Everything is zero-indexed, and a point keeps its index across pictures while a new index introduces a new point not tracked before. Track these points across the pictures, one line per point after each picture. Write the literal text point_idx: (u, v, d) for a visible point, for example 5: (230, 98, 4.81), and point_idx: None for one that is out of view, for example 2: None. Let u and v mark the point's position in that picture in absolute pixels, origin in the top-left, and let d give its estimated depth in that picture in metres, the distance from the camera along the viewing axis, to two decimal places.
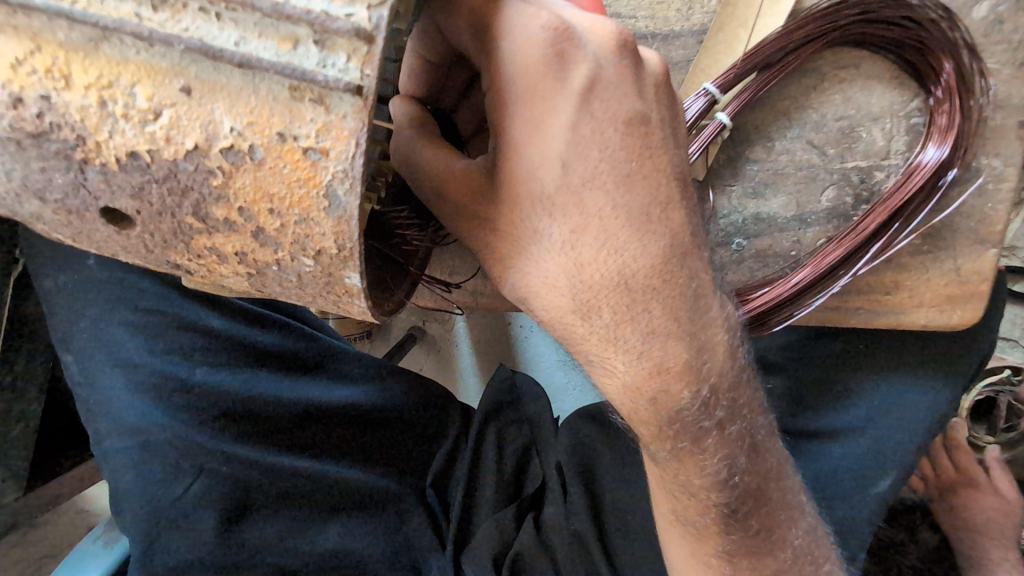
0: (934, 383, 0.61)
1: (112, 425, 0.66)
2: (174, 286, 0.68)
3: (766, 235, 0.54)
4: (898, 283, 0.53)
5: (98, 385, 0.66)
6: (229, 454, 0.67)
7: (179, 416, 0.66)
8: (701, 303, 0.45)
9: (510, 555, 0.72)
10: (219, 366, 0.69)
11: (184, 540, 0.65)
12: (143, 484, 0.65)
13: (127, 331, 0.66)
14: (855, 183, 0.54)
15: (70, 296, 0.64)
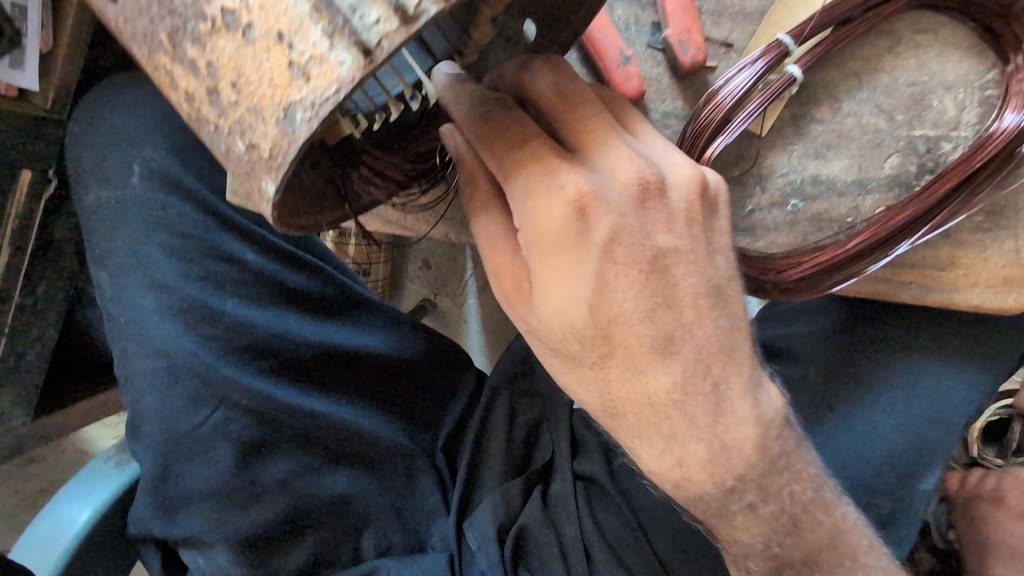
0: (976, 370, 0.59)
1: (139, 346, 0.66)
2: (212, 217, 0.71)
3: (823, 199, 0.53)
4: (955, 260, 0.52)
5: (128, 305, 0.67)
6: (252, 388, 0.66)
7: (205, 344, 0.66)
8: (731, 425, 0.44)
9: (514, 530, 0.70)
10: (248, 300, 0.70)
11: (199, 467, 0.65)
12: (163, 407, 0.65)
13: (164, 252, 0.68)
14: (922, 151, 0.52)
15: (112, 210, 0.69)
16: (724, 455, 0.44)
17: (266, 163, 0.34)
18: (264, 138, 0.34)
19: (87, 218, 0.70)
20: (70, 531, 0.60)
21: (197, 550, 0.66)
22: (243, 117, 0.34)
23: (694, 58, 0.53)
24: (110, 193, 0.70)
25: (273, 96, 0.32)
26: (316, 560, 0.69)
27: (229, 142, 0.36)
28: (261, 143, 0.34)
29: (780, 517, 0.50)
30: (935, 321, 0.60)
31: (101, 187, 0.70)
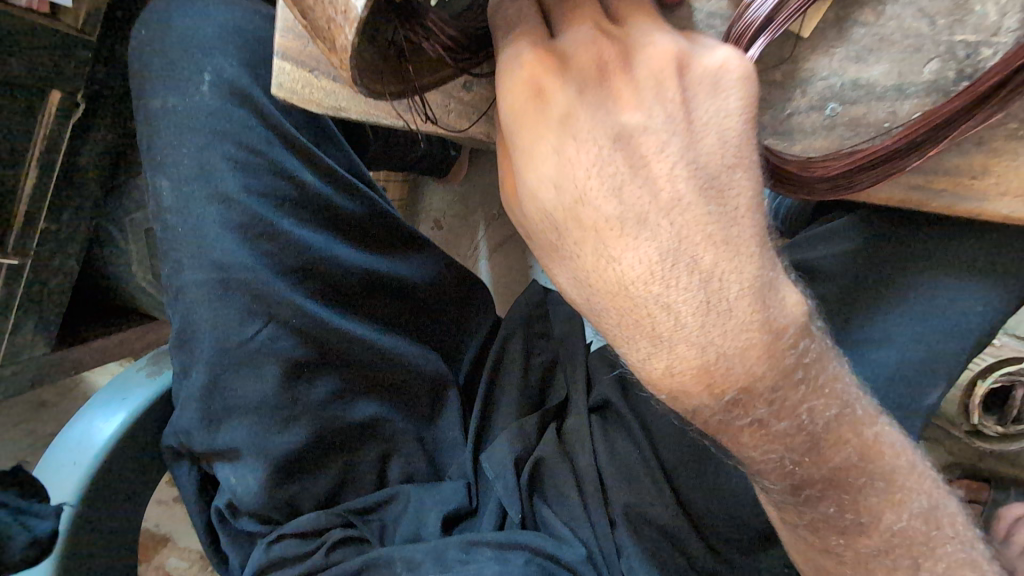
0: (988, 292, 0.56)
1: (195, 257, 0.65)
2: (277, 133, 0.68)
3: (862, 102, 0.46)
4: (987, 167, 0.45)
5: (186, 214, 0.65)
6: (301, 308, 0.66)
7: (260, 260, 0.65)
8: (732, 318, 0.39)
9: (531, 460, 0.70)
10: (303, 221, 0.68)
11: (247, 381, 0.65)
12: (215, 320, 0.64)
13: (228, 164, 0.65)
14: (961, 58, 0.44)
15: (175, 116, 0.66)
16: (727, 355, 0.39)
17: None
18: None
19: (147, 121, 0.68)
20: (99, 440, 0.62)
21: (234, 465, 0.67)
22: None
23: None
24: (179, 99, 0.66)
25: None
26: (341, 483, 0.70)
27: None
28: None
29: (794, 433, 0.44)
30: (948, 234, 0.56)
31: (165, 91, 0.67)
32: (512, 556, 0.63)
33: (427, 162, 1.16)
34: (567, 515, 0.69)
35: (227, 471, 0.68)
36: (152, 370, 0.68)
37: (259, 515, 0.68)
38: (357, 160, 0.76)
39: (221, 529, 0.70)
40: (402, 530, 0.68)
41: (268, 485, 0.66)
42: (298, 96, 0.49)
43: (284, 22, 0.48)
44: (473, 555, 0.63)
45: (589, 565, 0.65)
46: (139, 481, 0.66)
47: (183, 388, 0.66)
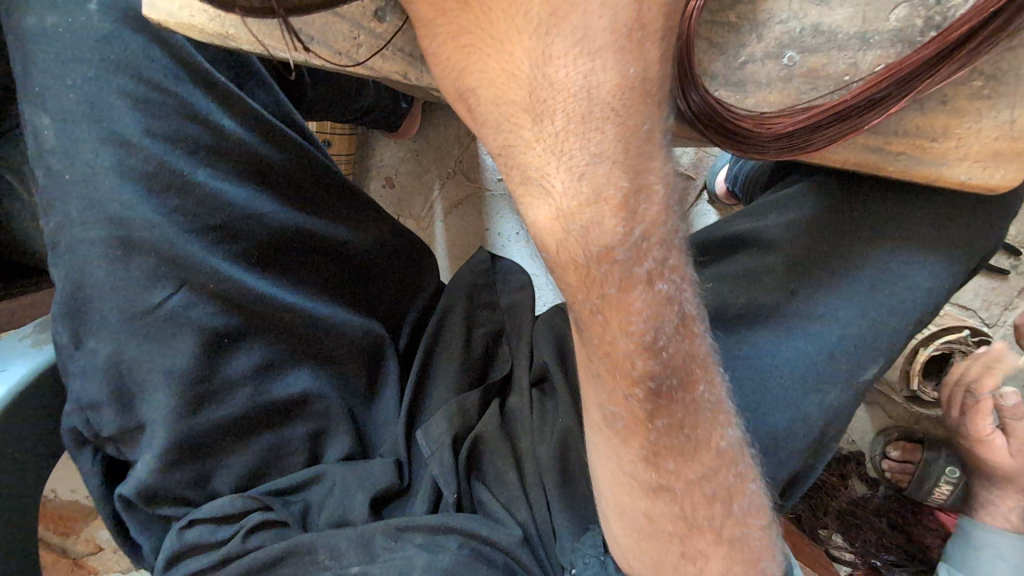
0: (935, 263, 0.53)
1: (87, 210, 0.54)
2: (187, 68, 0.57)
3: (824, 51, 0.41)
4: (947, 128, 0.42)
5: (76, 158, 0.54)
6: (220, 271, 0.58)
7: (173, 218, 0.56)
8: (488, 13, 0.37)
9: (469, 438, 0.67)
10: (222, 172, 0.59)
11: (155, 352, 0.57)
12: (117, 285, 0.56)
13: (129, 104, 0.55)
14: (929, 3, 0.40)
15: (59, 45, 0.54)
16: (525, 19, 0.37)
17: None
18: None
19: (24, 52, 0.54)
20: None
21: (143, 447, 0.60)
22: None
23: None
24: (73, 25, 0.54)
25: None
26: (265, 463, 0.65)
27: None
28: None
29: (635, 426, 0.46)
30: (904, 209, 0.53)
31: (49, 10, 0.54)
32: (444, 540, 0.61)
33: (372, 116, 1.07)
34: (505, 493, 0.66)
35: (137, 452, 0.61)
36: (39, 337, 0.59)
37: (173, 499, 0.62)
38: (286, 101, 0.66)
39: (127, 518, 0.64)
40: (327, 513, 0.64)
41: (180, 465, 0.60)
42: (177, 20, 0.41)
43: None
44: (401, 542, 0.60)
45: (526, 545, 0.63)
46: (25, 466, 0.57)
47: (70, 359, 0.57)
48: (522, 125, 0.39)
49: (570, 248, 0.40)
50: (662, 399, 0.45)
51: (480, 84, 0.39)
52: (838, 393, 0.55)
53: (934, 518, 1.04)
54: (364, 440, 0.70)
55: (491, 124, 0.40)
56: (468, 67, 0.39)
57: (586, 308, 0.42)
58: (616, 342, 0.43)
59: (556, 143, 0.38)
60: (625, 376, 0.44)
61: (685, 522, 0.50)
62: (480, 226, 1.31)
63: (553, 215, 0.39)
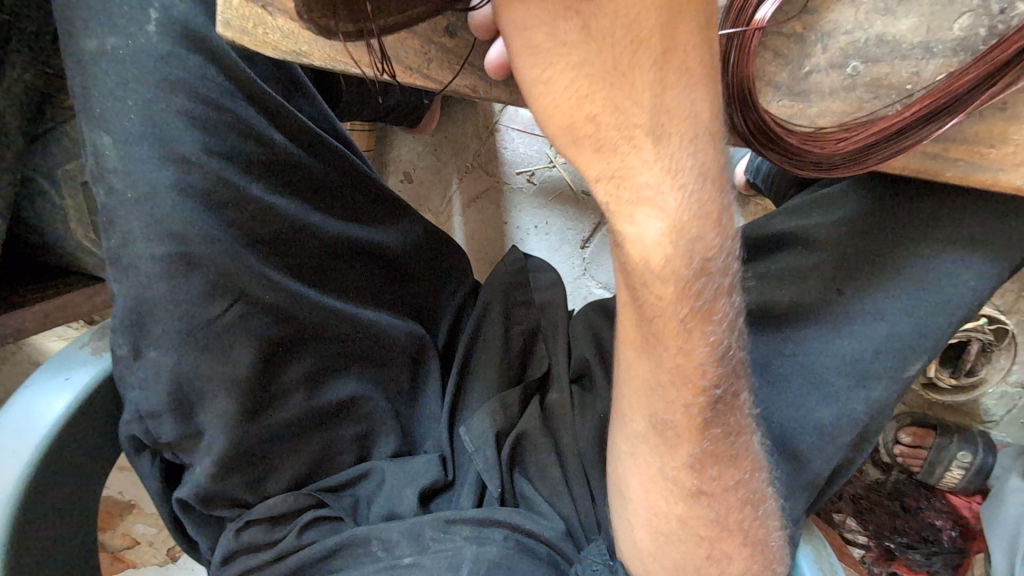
0: (976, 265, 0.53)
1: (145, 225, 0.54)
2: (238, 84, 0.58)
3: (886, 61, 0.41)
4: (1005, 135, 0.42)
5: (134, 174, 0.54)
6: (275, 283, 0.60)
7: (228, 232, 0.57)
8: (617, 66, 0.38)
9: (512, 436, 0.67)
10: (274, 185, 0.60)
11: (211, 363, 0.58)
12: (175, 298, 0.55)
13: (185, 120, 0.55)
14: (993, 12, 0.40)
15: (116, 59, 0.53)
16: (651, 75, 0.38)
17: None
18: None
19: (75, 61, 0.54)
20: (43, 424, 0.54)
21: (201, 454, 0.61)
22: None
23: None
24: (122, 38, 0.53)
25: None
26: (316, 463, 0.67)
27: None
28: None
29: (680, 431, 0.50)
30: (948, 212, 0.54)
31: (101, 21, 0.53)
32: (490, 532, 0.62)
33: (396, 113, 1.06)
34: (549, 489, 0.67)
35: (194, 459, 0.62)
36: (97, 346, 0.60)
37: (228, 500, 0.63)
38: (329, 113, 0.67)
39: (184, 517, 0.65)
40: (378, 506, 0.66)
41: (236, 470, 0.62)
42: (250, 38, 0.41)
43: None
44: (449, 534, 0.62)
45: (569, 538, 0.64)
46: (84, 469, 0.59)
47: (129, 373, 0.58)
48: (641, 148, 0.40)
49: (673, 263, 0.43)
50: (718, 406, 0.50)
51: (594, 110, 0.39)
52: (881, 389, 0.56)
53: (945, 501, 1.06)
54: (407, 437, 0.72)
55: (605, 148, 0.40)
56: (583, 95, 0.38)
57: (676, 321, 0.46)
58: (695, 351, 0.47)
59: (672, 165, 0.40)
60: (691, 384, 0.48)
61: (718, 525, 0.53)
62: (499, 220, 1.32)
63: (662, 232, 0.42)
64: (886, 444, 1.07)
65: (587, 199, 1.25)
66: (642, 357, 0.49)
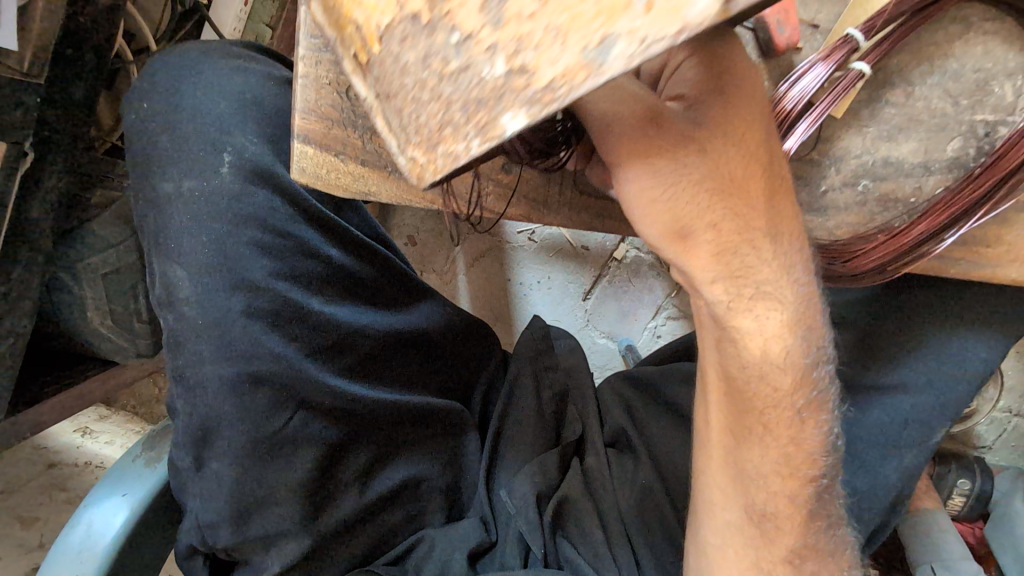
0: (988, 337, 0.58)
1: (219, 349, 0.57)
2: (301, 211, 0.61)
3: (892, 179, 0.47)
4: (999, 237, 0.48)
5: (208, 304, 0.56)
6: (334, 388, 0.62)
7: (293, 348, 0.60)
8: (739, 184, 0.38)
9: (555, 498, 0.68)
10: (330, 297, 0.64)
11: (276, 471, 0.60)
12: (244, 415, 0.58)
13: (255, 251, 0.57)
14: (980, 135, 0.46)
15: (192, 200, 0.56)
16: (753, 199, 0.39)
17: (532, 93, 0.24)
18: (550, 64, 0.24)
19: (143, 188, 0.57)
20: (107, 540, 0.55)
21: (264, 559, 0.61)
22: (531, 35, 0.24)
23: (790, 40, 0.44)
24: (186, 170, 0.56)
25: (596, 18, 0.23)
26: (371, 548, 0.67)
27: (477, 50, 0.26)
28: (540, 73, 0.24)
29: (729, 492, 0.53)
30: (955, 292, 0.59)
31: (168, 159, 0.56)
32: None
33: None
34: (591, 551, 0.67)
35: (258, 559, 0.61)
36: (150, 457, 0.61)
37: None
38: (374, 221, 0.71)
39: None
40: (427, 572, 0.64)
41: (300, 566, 0.62)
42: (323, 182, 0.45)
43: (303, 103, 0.43)
44: None
45: None
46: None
47: (194, 482, 0.58)
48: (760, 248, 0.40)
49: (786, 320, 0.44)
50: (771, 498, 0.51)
51: (712, 221, 0.38)
52: (913, 457, 0.60)
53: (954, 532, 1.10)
54: (453, 506, 0.73)
55: (723, 254, 0.39)
56: (703, 211, 0.37)
57: (777, 384, 0.47)
58: (807, 440, 0.50)
59: (784, 263, 0.42)
60: (797, 474, 0.51)
61: None
62: (505, 278, 1.36)
63: (779, 325, 0.44)
64: None
65: (587, 254, 1.29)
66: (723, 433, 0.52)
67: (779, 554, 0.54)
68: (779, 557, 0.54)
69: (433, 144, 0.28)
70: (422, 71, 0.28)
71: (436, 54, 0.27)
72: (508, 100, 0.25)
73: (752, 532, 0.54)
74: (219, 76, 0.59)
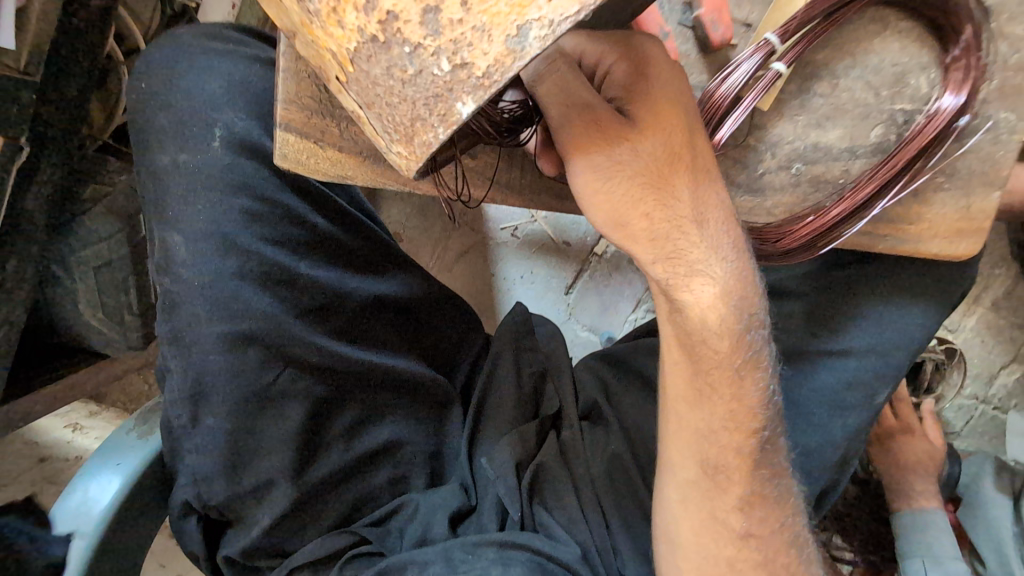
0: (922, 309, 0.63)
1: (211, 311, 0.62)
2: (284, 181, 0.65)
3: (822, 162, 0.52)
4: (920, 215, 0.53)
5: (201, 269, 0.62)
6: (320, 347, 0.66)
7: (282, 307, 0.64)
8: (667, 175, 0.45)
9: (532, 464, 0.72)
10: (317, 262, 0.67)
11: (271, 424, 0.65)
12: (236, 372, 0.63)
13: (243, 219, 0.62)
14: (900, 122, 0.51)
15: (185, 175, 0.61)
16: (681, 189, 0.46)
17: (477, 82, 0.31)
18: (484, 57, 0.31)
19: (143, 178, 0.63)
20: (101, 504, 0.58)
21: (258, 511, 0.66)
22: (462, 37, 0.31)
23: (724, 37, 0.50)
24: (185, 160, 0.62)
25: (511, 13, 0.29)
26: (357, 504, 0.71)
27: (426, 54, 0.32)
28: (477, 64, 0.31)
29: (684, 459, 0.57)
30: (893, 268, 0.63)
31: (172, 150, 0.62)
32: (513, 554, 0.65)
33: None
34: (565, 519, 0.71)
35: (252, 514, 0.66)
36: (143, 429, 0.64)
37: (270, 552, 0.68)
38: (357, 194, 0.74)
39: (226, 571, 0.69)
40: (412, 530, 0.69)
41: (293, 517, 0.67)
42: (305, 167, 0.49)
43: (284, 95, 0.47)
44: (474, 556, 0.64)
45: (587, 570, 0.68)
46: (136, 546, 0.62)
47: (188, 440, 0.63)
48: (690, 233, 0.47)
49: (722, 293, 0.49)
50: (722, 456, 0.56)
51: (645, 210, 0.46)
52: (854, 418, 0.65)
53: None
54: (435, 473, 0.76)
55: (657, 238, 0.47)
56: (636, 199, 0.45)
57: (717, 349, 0.52)
58: (747, 396, 0.55)
59: (714, 245, 0.48)
60: (743, 427, 0.55)
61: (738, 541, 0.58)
62: (488, 272, 1.39)
63: (714, 296, 0.49)
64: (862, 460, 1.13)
65: (568, 248, 1.34)
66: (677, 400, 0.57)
67: (731, 504, 0.57)
68: (730, 507, 0.57)
69: (411, 138, 0.35)
70: (388, 80, 0.33)
71: (394, 64, 0.32)
72: (459, 90, 0.32)
73: (706, 486, 0.57)
74: (221, 58, 0.63)
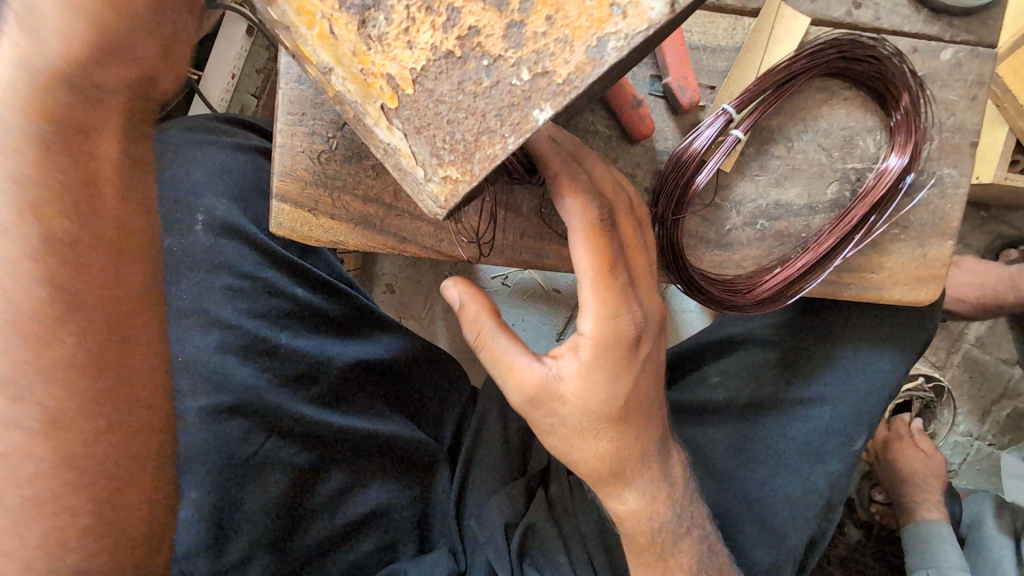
0: (890, 351, 0.66)
1: (197, 383, 0.63)
2: (268, 255, 0.68)
3: (784, 218, 0.55)
4: (880, 264, 0.56)
5: (187, 343, 0.64)
6: (302, 415, 0.67)
7: (264, 378, 0.65)
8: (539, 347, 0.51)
9: (522, 524, 0.72)
10: (299, 332, 0.69)
11: (256, 493, 0.65)
12: (217, 443, 0.62)
13: (228, 294, 0.65)
14: (852, 180, 0.55)
15: (174, 256, 0.65)
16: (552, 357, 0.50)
17: (555, 90, 0.35)
18: (565, 65, 0.34)
19: None
20: None
21: None
22: (545, 49, 0.35)
23: (692, 100, 0.54)
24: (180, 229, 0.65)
25: (591, 27, 0.34)
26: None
27: (504, 70, 0.35)
28: (556, 74, 0.35)
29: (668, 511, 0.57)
30: (860, 313, 0.66)
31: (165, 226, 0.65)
32: None
33: None
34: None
35: None
36: None
37: None
38: (340, 265, 0.77)
39: None
40: None
41: None
42: (298, 233, 0.52)
43: (280, 168, 0.51)
44: None
45: None
46: None
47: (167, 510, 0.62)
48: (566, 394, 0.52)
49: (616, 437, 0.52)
50: None
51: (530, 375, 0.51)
52: (834, 464, 0.67)
53: None
54: (423, 537, 0.76)
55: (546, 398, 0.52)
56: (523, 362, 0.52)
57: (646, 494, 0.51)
58: None
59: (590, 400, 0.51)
60: None
61: None
62: None
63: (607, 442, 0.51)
64: (862, 501, 1.11)
65: (557, 296, 1.36)
66: None
67: None
68: None
69: (467, 156, 0.37)
70: (457, 94, 0.37)
71: (469, 78, 0.36)
72: (536, 99, 0.35)
73: None
74: (208, 146, 0.69)
